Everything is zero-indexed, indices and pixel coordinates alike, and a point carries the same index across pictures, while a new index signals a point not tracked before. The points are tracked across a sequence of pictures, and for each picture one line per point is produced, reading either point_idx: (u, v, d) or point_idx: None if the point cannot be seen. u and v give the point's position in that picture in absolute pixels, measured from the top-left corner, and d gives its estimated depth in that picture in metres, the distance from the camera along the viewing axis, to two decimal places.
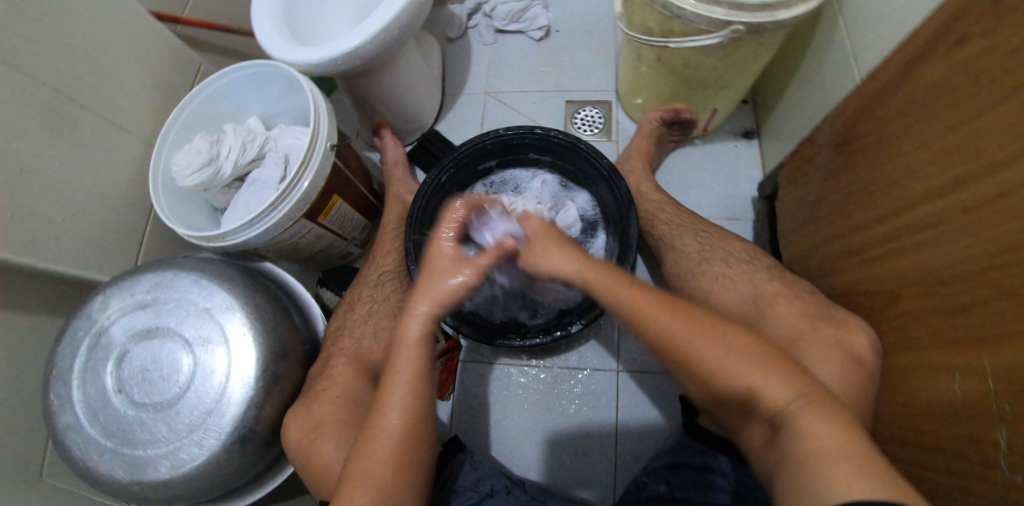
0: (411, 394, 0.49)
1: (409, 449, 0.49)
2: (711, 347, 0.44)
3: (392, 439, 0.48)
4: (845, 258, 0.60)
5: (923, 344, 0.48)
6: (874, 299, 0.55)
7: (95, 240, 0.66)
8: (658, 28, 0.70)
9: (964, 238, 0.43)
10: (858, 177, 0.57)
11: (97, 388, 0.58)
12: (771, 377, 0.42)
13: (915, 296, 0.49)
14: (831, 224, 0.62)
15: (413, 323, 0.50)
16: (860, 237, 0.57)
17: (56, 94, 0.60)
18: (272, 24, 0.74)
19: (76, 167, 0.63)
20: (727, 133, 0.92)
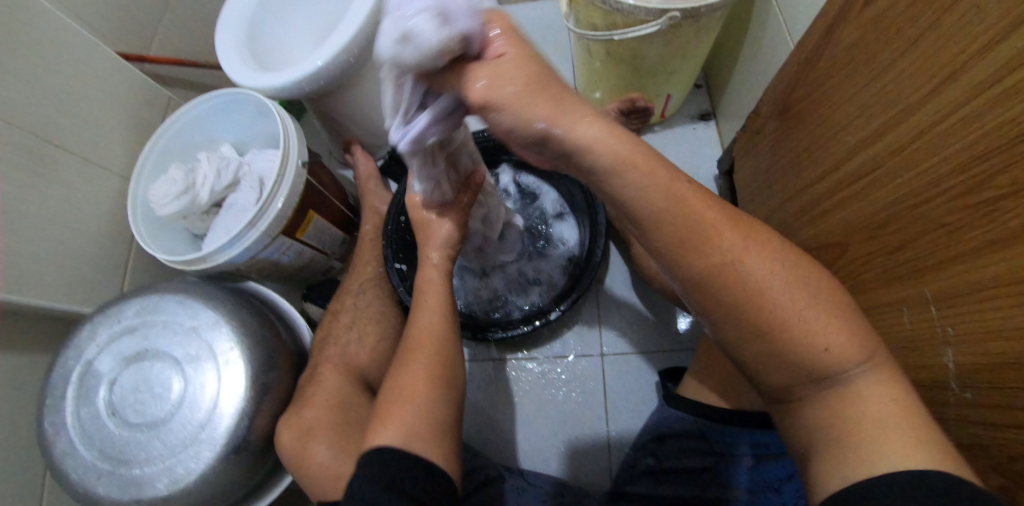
0: (436, 317, 0.56)
1: (444, 370, 0.53)
2: (779, 285, 0.35)
3: (425, 351, 0.53)
4: (798, 218, 0.63)
5: (871, 285, 0.51)
6: (826, 253, 0.58)
7: (80, 273, 0.68)
8: (602, 23, 0.74)
9: (894, 179, 0.46)
10: (800, 139, 0.61)
11: (92, 414, 0.59)
12: (834, 323, 0.35)
13: (860, 242, 0.52)
14: (782, 187, 0.65)
15: (428, 268, 0.60)
16: (808, 196, 0.60)
17: (31, 136, 0.63)
18: (236, 54, 0.78)
19: (55, 205, 0.65)
20: (684, 118, 0.96)
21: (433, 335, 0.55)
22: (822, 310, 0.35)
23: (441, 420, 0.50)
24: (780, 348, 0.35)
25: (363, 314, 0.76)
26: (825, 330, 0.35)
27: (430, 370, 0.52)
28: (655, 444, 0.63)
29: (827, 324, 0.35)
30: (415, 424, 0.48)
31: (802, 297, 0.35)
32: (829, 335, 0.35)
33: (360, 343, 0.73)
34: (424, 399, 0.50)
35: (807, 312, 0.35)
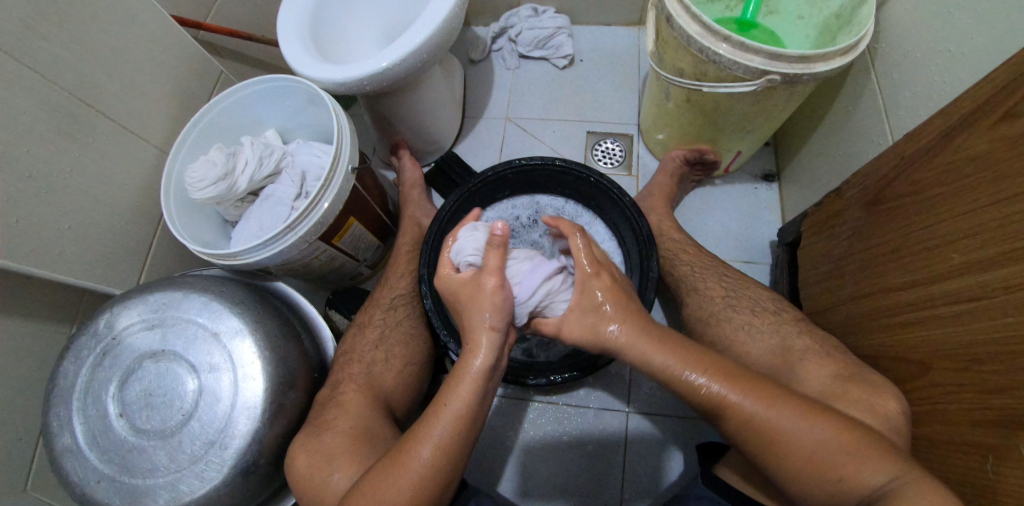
0: (445, 432, 0.50)
1: (428, 494, 0.49)
2: (655, 348, 0.51)
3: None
4: (871, 318, 0.59)
5: (955, 419, 0.47)
6: (904, 366, 0.54)
7: (101, 247, 0.65)
8: (690, 70, 0.71)
9: (1003, 317, 0.42)
10: (893, 238, 0.57)
11: (99, 411, 0.56)
12: (731, 386, 0.48)
13: (951, 370, 0.48)
14: (859, 282, 0.62)
15: (467, 373, 0.52)
16: (889, 300, 0.56)
17: (71, 98, 0.60)
18: (297, 39, 0.73)
19: (86, 172, 0.62)
20: (747, 175, 0.92)
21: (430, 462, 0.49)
22: (795, 418, 0.46)
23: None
24: (707, 404, 0.49)
25: (391, 334, 0.72)
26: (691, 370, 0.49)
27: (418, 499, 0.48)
28: None
29: (816, 428, 0.45)
30: None
31: (787, 415, 0.46)
32: (825, 442, 0.45)
33: (387, 363, 0.69)
34: None
35: (792, 422, 0.46)
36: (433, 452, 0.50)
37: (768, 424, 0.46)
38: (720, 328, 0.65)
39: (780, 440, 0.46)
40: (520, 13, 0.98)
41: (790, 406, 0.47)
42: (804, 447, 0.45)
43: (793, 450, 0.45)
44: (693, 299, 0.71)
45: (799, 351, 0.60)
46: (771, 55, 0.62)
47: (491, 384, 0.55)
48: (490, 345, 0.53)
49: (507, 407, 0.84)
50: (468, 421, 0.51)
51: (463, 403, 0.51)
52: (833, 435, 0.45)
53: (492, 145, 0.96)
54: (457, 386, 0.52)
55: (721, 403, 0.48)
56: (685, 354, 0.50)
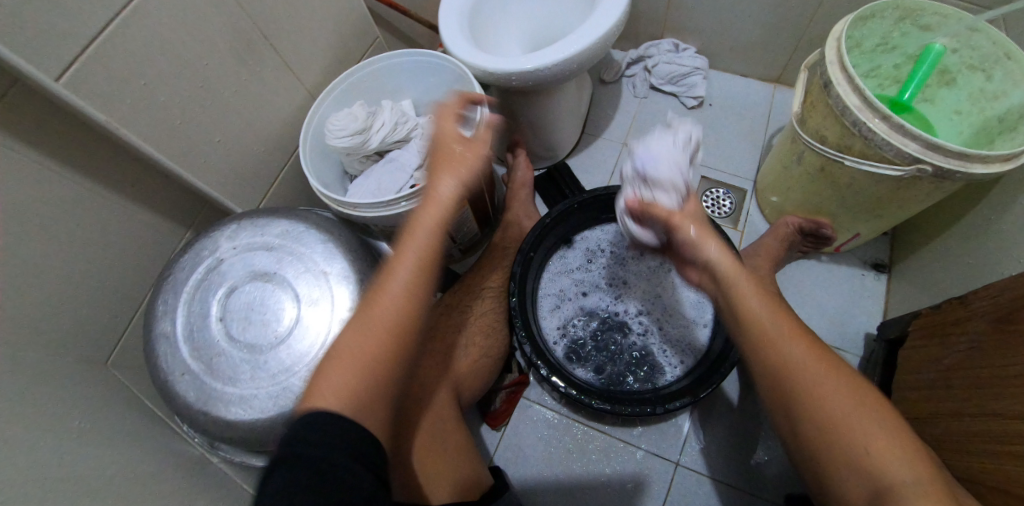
0: (408, 288, 0.46)
1: (393, 350, 0.45)
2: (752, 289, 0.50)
3: (381, 334, 0.44)
4: (983, 444, 0.55)
5: None
6: (1010, 502, 0.50)
7: (238, 167, 0.70)
8: (834, 140, 0.69)
9: None
10: (1018, 362, 0.53)
11: (202, 310, 0.60)
12: (791, 331, 0.48)
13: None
14: (974, 401, 0.57)
15: (436, 202, 0.49)
16: (1005, 426, 0.53)
17: (255, 29, 0.65)
18: (458, 22, 0.77)
19: (246, 96, 0.68)
20: (856, 259, 0.89)
21: (395, 312, 0.45)
22: (848, 391, 0.45)
23: (368, 407, 0.43)
24: (760, 346, 0.48)
25: (472, 321, 0.73)
26: (763, 308, 0.49)
27: (381, 340, 0.44)
28: None
29: (910, 471, 0.41)
30: (355, 388, 0.43)
31: (847, 398, 0.44)
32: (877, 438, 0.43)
33: (462, 348, 0.70)
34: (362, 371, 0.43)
35: (885, 449, 0.42)
36: (401, 306, 0.45)
37: (830, 415, 0.44)
38: None
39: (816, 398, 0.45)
40: (661, 46, 0.99)
41: (848, 379, 0.45)
42: (838, 414, 0.44)
43: (866, 470, 0.42)
44: None
45: None
46: (929, 144, 0.60)
47: (423, 294, 0.47)
48: (416, 256, 0.47)
49: (554, 423, 0.83)
50: (425, 279, 0.47)
51: (398, 305, 0.45)
52: (885, 439, 0.43)
53: (603, 166, 0.96)
54: (387, 288, 0.46)
55: (773, 348, 0.47)
56: (768, 300, 0.50)
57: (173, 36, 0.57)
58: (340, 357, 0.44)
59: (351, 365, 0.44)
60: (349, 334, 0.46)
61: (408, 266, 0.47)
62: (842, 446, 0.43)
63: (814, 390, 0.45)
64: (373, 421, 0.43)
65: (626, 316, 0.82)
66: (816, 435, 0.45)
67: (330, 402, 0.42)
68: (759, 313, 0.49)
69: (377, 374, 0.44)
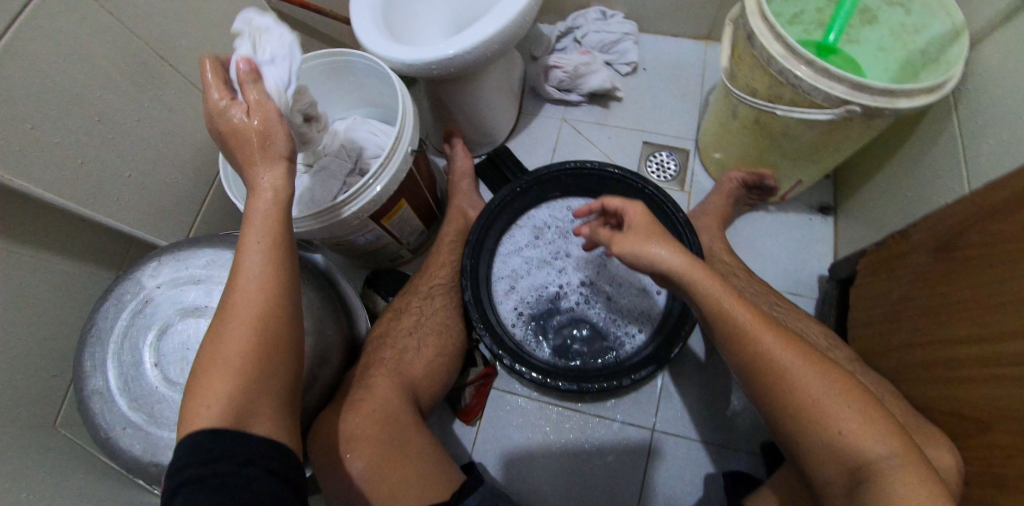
0: (264, 302, 0.42)
1: (261, 363, 0.41)
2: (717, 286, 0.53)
3: (238, 352, 0.40)
4: (930, 370, 0.57)
5: (1006, 482, 0.46)
6: (961, 423, 0.52)
7: (156, 198, 0.66)
8: (764, 91, 0.68)
9: None
10: (961, 287, 0.54)
11: (133, 357, 0.56)
12: (741, 307, 0.52)
13: (1011, 431, 0.45)
14: (919, 330, 0.59)
15: (257, 198, 0.43)
16: (949, 352, 0.54)
17: (147, 50, 0.61)
18: (369, 15, 0.73)
19: (150, 123, 0.63)
20: (803, 205, 0.90)
21: (248, 333, 0.41)
22: (803, 362, 0.49)
23: (239, 425, 0.38)
24: (722, 328, 0.53)
25: (427, 322, 0.72)
26: (727, 298, 0.52)
27: (251, 347, 0.40)
28: None
29: (887, 446, 0.44)
30: (217, 416, 0.38)
31: (808, 367, 0.49)
32: (829, 396, 0.47)
33: (419, 351, 0.69)
34: (231, 387, 0.39)
35: (858, 430, 0.45)
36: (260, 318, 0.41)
37: (788, 381, 0.49)
38: None
39: (777, 373, 0.50)
40: (588, 15, 0.97)
41: (811, 355, 0.50)
42: (807, 386, 0.48)
43: (843, 449, 0.46)
44: None
45: None
46: (855, 85, 0.60)
47: (290, 255, 0.44)
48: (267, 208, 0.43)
49: (529, 409, 0.83)
50: (271, 280, 0.42)
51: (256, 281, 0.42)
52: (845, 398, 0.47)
53: (545, 144, 0.95)
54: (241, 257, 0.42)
55: (736, 329, 0.52)
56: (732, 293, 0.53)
57: (51, 67, 0.52)
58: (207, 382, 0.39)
59: (228, 375, 0.39)
60: (203, 381, 0.39)
61: (256, 221, 0.43)
62: (804, 408, 0.48)
63: (795, 382, 0.49)
64: (264, 433, 0.39)
65: (575, 293, 0.82)
66: (797, 423, 0.49)
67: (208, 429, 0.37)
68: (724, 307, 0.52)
69: (255, 386, 0.40)
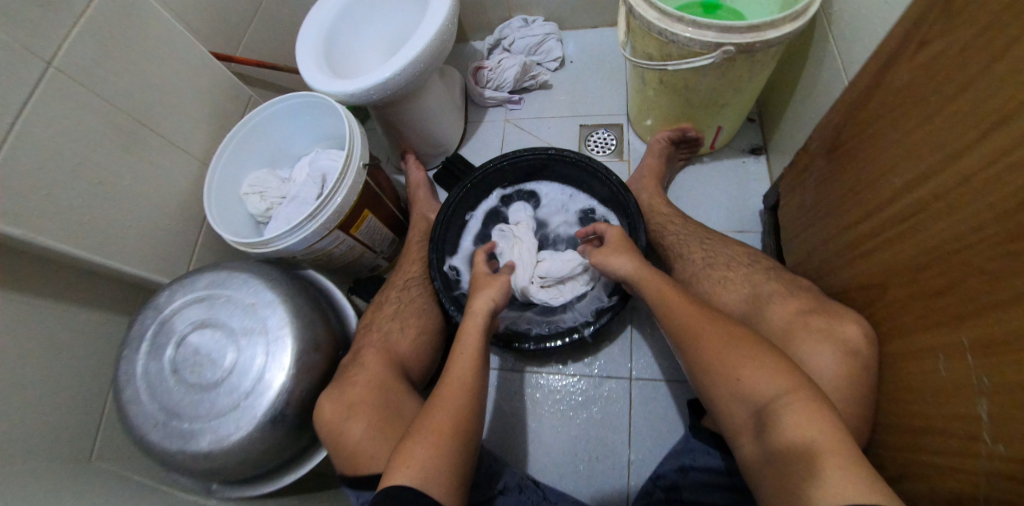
0: (466, 372, 0.61)
1: (462, 426, 0.56)
2: (652, 281, 0.65)
3: (450, 411, 0.57)
4: (845, 252, 0.60)
5: (910, 329, 0.48)
6: (867, 290, 0.55)
7: (157, 243, 0.77)
8: (657, 53, 0.77)
9: (949, 218, 0.43)
10: (857, 165, 0.57)
11: (157, 368, 0.65)
12: (669, 292, 0.63)
13: (906, 283, 0.48)
14: (831, 220, 0.63)
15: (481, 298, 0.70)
16: (856, 230, 0.57)
17: (132, 120, 0.73)
18: (313, 61, 0.85)
19: (144, 180, 0.75)
20: (735, 151, 0.97)
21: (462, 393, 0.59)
22: (713, 325, 0.56)
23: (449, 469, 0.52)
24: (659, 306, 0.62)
25: (405, 306, 0.80)
26: (666, 290, 0.63)
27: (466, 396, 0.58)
28: (677, 475, 0.63)
29: (775, 385, 0.49)
30: (427, 458, 0.52)
31: (715, 330, 0.56)
32: (734, 347, 0.53)
33: (401, 332, 0.77)
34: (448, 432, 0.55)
35: (751, 371, 0.50)
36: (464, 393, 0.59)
37: (705, 344, 0.55)
38: (701, 281, 0.70)
39: (699, 334, 0.56)
40: (512, 25, 1.08)
41: (719, 320, 0.57)
42: (717, 344, 0.54)
43: (743, 389, 0.51)
44: (678, 263, 0.75)
45: (767, 294, 0.63)
46: (723, 28, 0.68)
47: (482, 373, 0.62)
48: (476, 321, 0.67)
49: (516, 381, 0.90)
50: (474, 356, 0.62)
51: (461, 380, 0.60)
52: (749, 348, 0.53)
53: (494, 145, 1.06)
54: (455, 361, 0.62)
55: (667, 308, 0.61)
56: (661, 282, 0.64)
57: (53, 145, 0.64)
58: (422, 437, 0.54)
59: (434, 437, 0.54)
60: (418, 437, 0.54)
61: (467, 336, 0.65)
62: (720, 362, 0.53)
63: (702, 341, 0.56)
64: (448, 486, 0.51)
65: None
66: (716, 377, 0.53)
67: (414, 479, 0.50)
68: (656, 290, 0.64)
69: (459, 437, 0.55)
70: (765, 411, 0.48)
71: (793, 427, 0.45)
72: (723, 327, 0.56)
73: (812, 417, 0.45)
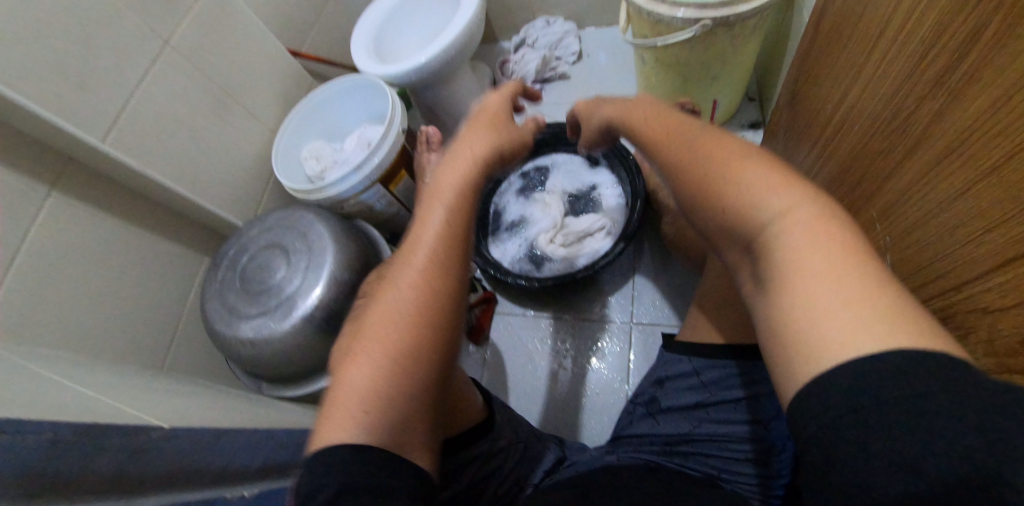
0: (424, 265, 0.43)
1: (414, 331, 0.41)
2: (636, 107, 0.48)
3: (403, 312, 0.42)
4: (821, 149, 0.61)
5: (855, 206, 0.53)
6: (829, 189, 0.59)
7: (234, 191, 0.95)
8: (649, 32, 0.88)
9: (907, 64, 0.41)
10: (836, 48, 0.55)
11: (231, 277, 0.82)
12: (652, 115, 0.46)
13: (863, 159, 0.50)
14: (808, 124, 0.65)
15: (452, 168, 0.48)
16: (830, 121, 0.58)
17: (222, 93, 0.93)
18: (365, 52, 1.04)
19: (228, 141, 0.94)
20: (735, 126, 1.06)
21: (413, 291, 0.43)
22: (708, 134, 0.40)
23: (395, 391, 0.40)
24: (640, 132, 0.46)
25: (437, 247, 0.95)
26: (651, 116, 0.46)
27: (421, 294, 0.42)
28: (655, 389, 0.62)
29: (779, 198, 0.32)
30: (371, 378, 0.40)
31: (706, 138, 0.40)
32: (737, 157, 0.36)
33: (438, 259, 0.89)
34: (394, 341, 0.41)
35: (754, 174, 0.34)
36: (418, 289, 0.42)
37: (694, 156, 0.38)
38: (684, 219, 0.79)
39: (691, 149, 0.39)
40: (535, 25, 1.25)
41: (711, 131, 0.40)
42: (708, 155, 0.38)
43: (729, 222, 0.35)
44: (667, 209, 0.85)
45: None
46: (700, 5, 0.79)
47: (454, 270, 0.44)
48: (441, 215, 0.45)
49: (527, 325, 1.00)
50: (436, 238, 0.45)
51: (423, 276, 0.43)
52: (758, 157, 0.36)
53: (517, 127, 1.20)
54: (405, 267, 0.44)
55: (647, 131, 0.45)
56: (657, 106, 0.47)
57: (162, 104, 0.82)
58: (364, 349, 0.41)
59: (377, 350, 0.41)
60: (360, 351, 0.42)
61: (433, 227, 0.45)
62: (711, 175, 0.36)
63: (698, 162, 0.38)
64: (399, 418, 0.40)
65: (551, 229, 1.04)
66: (703, 194, 0.37)
67: (358, 439, 0.38)
68: (634, 120, 0.48)
69: (412, 351, 0.41)
70: (754, 246, 0.33)
71: (806, 252, 0.30)
72: (724, 137, 0.39)
73: (836, 232, 0.30)
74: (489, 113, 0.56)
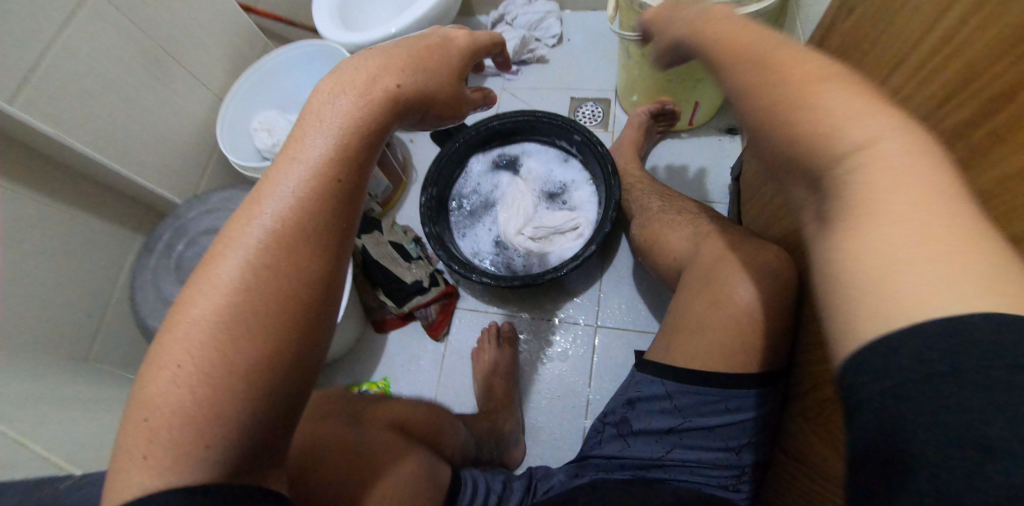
0: (265, 243, 0.33)
1: (248, 331, 0.32)
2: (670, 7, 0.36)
3: (229, 302, 0.32)
4: None
5: None
6: None
7: (171, 164, 0.84)
8: (638, 25, 0.83)
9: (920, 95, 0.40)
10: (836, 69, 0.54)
11: (166, 265, 0.73)
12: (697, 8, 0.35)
13: None
14: None
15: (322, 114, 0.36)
16: None
17: (160, 51, 0.81)
18: (327, 15, 0.94)
19: (165, 106, 0.83)
20: (712, 129, 1.05)
21: (248, 277, 0.33)
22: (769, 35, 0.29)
23: (212, 404, 0.31)
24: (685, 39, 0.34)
25: None
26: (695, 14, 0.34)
27: (260, 282, 0.33)
28: (626, 408, 0.61)
29: (875, 117, 0.24)
30: (178, 387, 0.31)
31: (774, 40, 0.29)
32: (821, 72, 0.26)
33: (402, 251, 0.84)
34: (213, 341, 0.32)
35: (830, 94, 0.25)
36: (256, 276, 0.33)
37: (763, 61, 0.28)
38: (662, 228, 0.77)
39: (757, 57, 0.29)
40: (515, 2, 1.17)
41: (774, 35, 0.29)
42: (779, 62, 0.28)
43: (798, 151, 0.26)
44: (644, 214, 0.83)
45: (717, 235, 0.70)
46: None
47: (308, 254, 0.34)
48: (297, 180, 0.35)
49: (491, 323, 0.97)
50: (288, 209, 0.34)
51: (258, 255, 0.33)
52: (839, 79, 0.26)
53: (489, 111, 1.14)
54: (239, 242, 0.34)
55: (691, 32, 0.33)
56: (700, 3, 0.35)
57: (85, 58, 0.70)
58: (175, 345, 0.32)
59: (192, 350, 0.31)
60: (171, 346, 0.32)
61: (282, 194, 0.34)
62: (784, 87, 0.27)
63: (762, 73, 0.28)
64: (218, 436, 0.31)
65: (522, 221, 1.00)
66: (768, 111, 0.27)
67: (157, 484, 0.29)
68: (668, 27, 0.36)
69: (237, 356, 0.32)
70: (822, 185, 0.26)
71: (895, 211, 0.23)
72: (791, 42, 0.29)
73: (935, 195, 0.23)
74: (428, 43, 0.42)
